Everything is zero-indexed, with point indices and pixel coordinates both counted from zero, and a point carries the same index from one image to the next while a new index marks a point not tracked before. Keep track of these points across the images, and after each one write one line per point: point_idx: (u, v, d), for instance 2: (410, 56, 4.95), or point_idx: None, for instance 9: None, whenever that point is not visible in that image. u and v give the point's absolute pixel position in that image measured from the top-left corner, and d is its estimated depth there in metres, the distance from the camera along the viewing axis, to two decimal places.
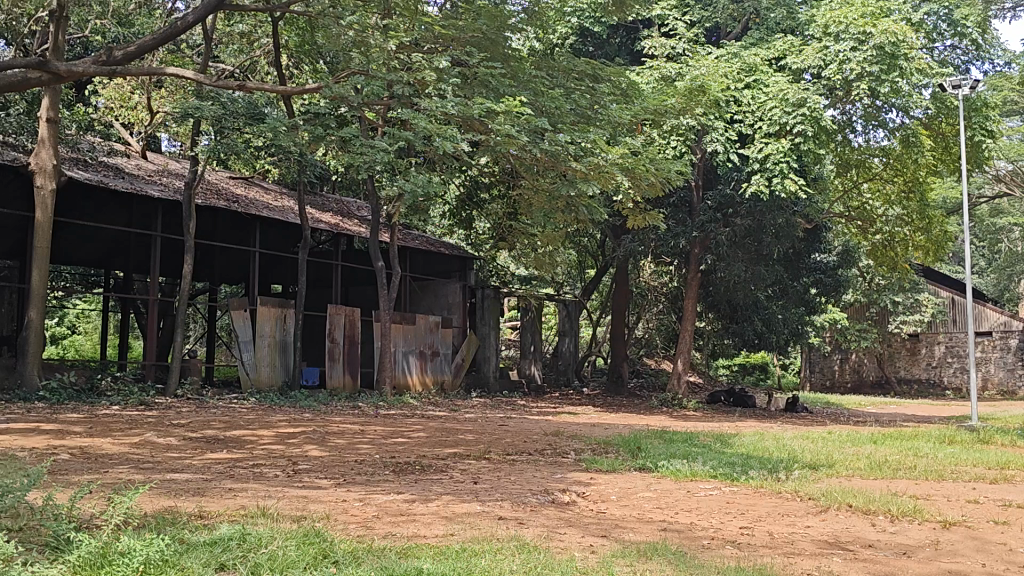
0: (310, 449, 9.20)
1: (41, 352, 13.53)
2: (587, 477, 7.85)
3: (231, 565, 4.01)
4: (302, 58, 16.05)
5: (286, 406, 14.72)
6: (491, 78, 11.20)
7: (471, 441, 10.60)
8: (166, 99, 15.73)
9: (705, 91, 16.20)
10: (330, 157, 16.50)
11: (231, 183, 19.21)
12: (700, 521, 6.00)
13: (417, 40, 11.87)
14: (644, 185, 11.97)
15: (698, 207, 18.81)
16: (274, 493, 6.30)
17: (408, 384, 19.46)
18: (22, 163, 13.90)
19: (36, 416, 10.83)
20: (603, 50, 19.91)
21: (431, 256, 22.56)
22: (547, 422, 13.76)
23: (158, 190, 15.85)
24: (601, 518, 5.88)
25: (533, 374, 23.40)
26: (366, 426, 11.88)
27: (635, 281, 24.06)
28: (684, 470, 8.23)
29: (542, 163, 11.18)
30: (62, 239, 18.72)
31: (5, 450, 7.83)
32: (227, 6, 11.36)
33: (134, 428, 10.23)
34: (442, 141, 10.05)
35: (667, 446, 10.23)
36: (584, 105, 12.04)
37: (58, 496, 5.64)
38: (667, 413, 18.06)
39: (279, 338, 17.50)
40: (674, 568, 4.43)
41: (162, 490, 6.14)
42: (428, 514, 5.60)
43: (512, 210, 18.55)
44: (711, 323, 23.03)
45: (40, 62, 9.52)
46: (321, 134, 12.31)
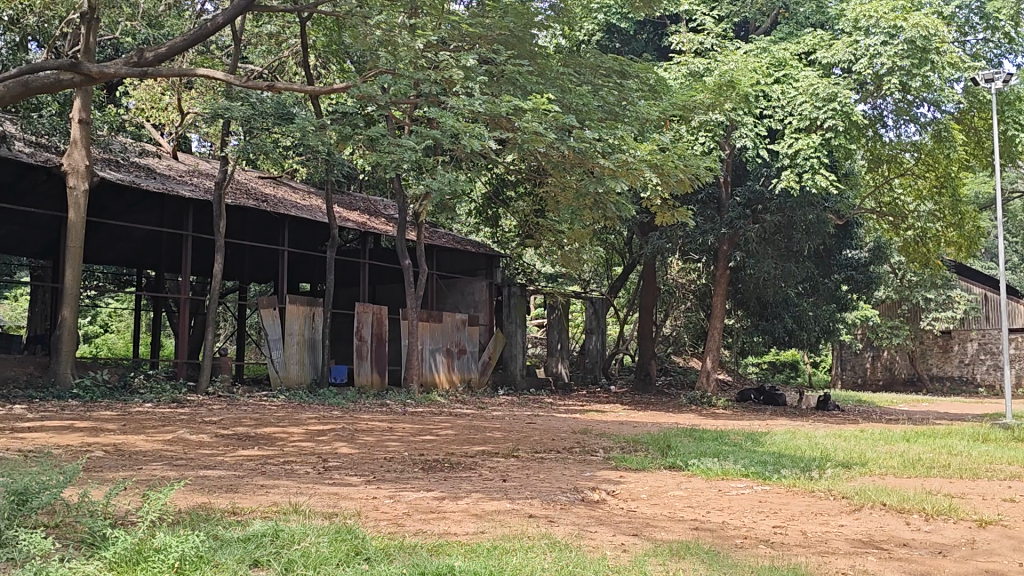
0: (340, 447, 9.23)
1: (74, 350, 13.72)
2: (616, 475, 7.82)
3: (265, 561, 4.04)
4: (330, 57, 16.13)
5: (315, 404, 14.80)
6: (518, 76, 11.19)
7: (500, 439, 10.57)
8: (196, 100, 15.85)
9: (734, 86, 15.99)
10: (357, 156, 16.57)
11: (260, 182, 19.35)
12: (732, 520, 5.96)
13: (444, 38, 11.86)
14: (673, 181, 11.90)
15: (727, 203, 18.67)
16: (305, 490, 6.34)
17: (436, 382, 19.50)
18: (56, 165, 14.08)
19: (70, 413, 10.96)
20: (630, 46, 19.85)
21: (457, 254, 22.62)
22: (576, 421, 13.73)
23: (188, 190, 15.98)
24: (632, 517, 5.85)
25: (560, 372, 23.37)
26: (395, 424, 11.93)
27: (663, 278, 23.94)
28: (715, 468, 8.19)
29: (569, 161, 11.15)
30: (94, 239, 18.94)
31: (41, 448, 7.89)
32: (257, 6, 11.40)
33: (167, 425, 10.32)
34: (469, 140, 10.03)
35: (697, 444, 10.15)
36: (612, 102, 12.01)
37: (92, 493, 5.70)
38: (696, 411, 17.96)
39: (308, 336, 17.60)
40: (706, 567, 4.38)
41: (195, 487, 6.20)
42: (459, 512, 5.61)
43: (539, 208, 18.55)
44: (741, 320, 22.86)
45: (73, 64, 9.64)
46: (348, 133, 12.34)
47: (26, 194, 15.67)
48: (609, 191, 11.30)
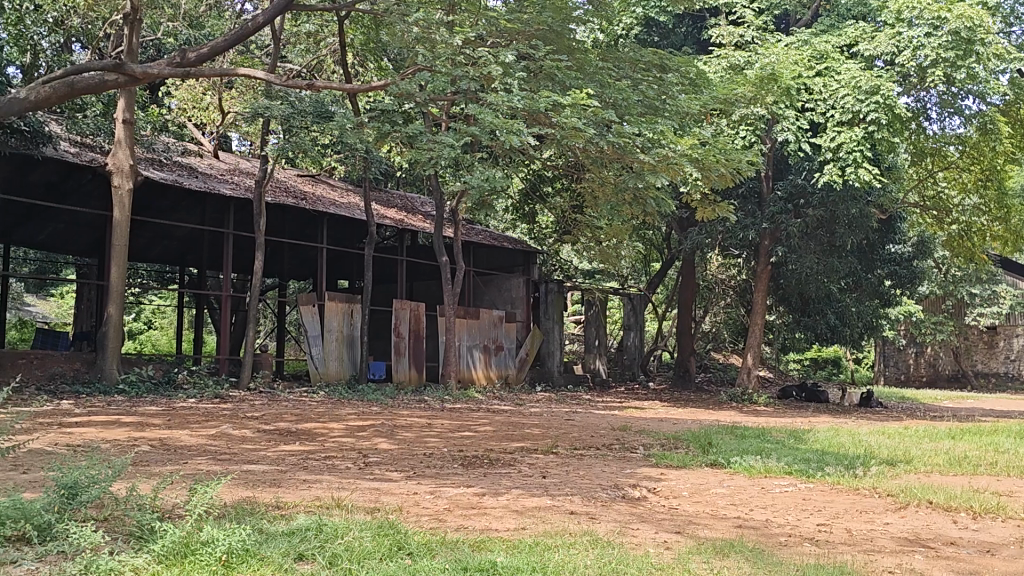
0: (380, 442, 9.29)
1: (120, 346, 13.96)
2: (657, 472, 7.79)
3: (309, 555, 4.07)
4: (367, 56, 16.23)
5: (354, 400, 14.92)
6: (557, 71, 11.16)
7: (540, 435, 10.57)
8: (236, 100, 16.01)
9: (777, 78, 15.81)
10: (395, 154, 16.66)
11: (298, 180, 19.53)
12: (777, 518, 5.90)
13: (481, 35, 11.86)
14: (715, 176, 11.77)
15: (768, 198, 18.49)
16: (348, 485, 6.39)
17: (474, 378, 19.55)
18: (101, 164, 14.32)
19: (116, 409, 11.15)
20: (668, 39, 19.71)
21: (494, 250, 22.64)
22: (616, 418, 13.67)
23: (229, 189, 16.17)
24: (675, 514, 5.82)
25: (597, 369, 23.30)
26: (434, 420, 11.96)
27: (703, 273, 23.78)
28: (758, 466, 8.12)
29: (608, 156, 11.10)
30: (138, 237, 19.22)
31: (89, 443, 8.05)
32: (296, 6, 11.46)
33: (210, 420, 10.45)
34: (508, 136, 10.05)
35: (739, 441, 10.08)
36: (652, 96, 11.95)
37: (141, 487, 5.80)
38: (737, 408, 17.86)
39: (346, 332, 17.72)
40: (751, 566, 4.33)
41: (240, 481, 6.28)
42: (500, 508, 5.61)
43: (577, 203, 18.50)
44: (783, 316, 22.65)
45: (117, 65, 9.76)
46: (387, 130, 12.38)
47: (71, 193, 15.95)
48: (649, 186, 11.22)
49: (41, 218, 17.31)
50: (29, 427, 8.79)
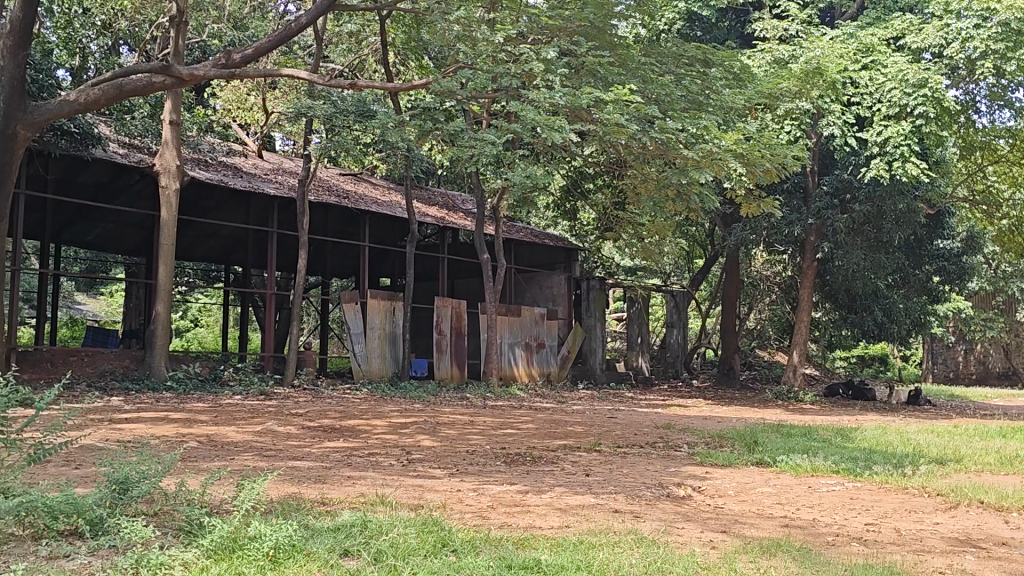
0: (423, 440, 9.33)
1: (168, 344, 14.17)
2: (702, 471, 7.74)
3: (355, 551, 4.10)
4: (409, 54, 16.28)
5: (397, 397, 15.00)
6: (600, 67, 11.14)
7: (582, 434, 10.52)
8: (280, 100, 16.15)
9: (822, 73, 15.73)
10: (436, 152, 16.70)
11: (340, 179, 19.71)
12: (824, 518, 5.81)
13: (523, 32, 11.82)
14: (760, 171, 11.60)
15: (813, 193, 18.26)
16: (391, 481, 6.43)
17: (515, 376, 19.57)
18: (149, 164, 14.53)
19: (164, 405, 11.33)
20: (711, 33, 19.55)
21: (535, 248, 22.63)
22: (659, 416, 13.59)
23: (273, 188, 16.33)
24: (720, 513, 5.77)
25: (640, 367, 23.16)
26: (476, 418, 11.97)
27: (747, 270, 23.53)
28: (805, 465, 8.01)
29: (651, 152, 11.02)
30: (185, 237, 19.51)
31: (138, 439, 8.17)
32: (339, 6, 11.54)
33: (256, 417, 10.59)
34: (550, 133, 10.01)
35: (785, 440, 9.93)
36: (696, 91, 11.87)
37: (189, 482, 5.88)
38: (783, 406, 17.67)
39: (388, 330, 17.83)
40: (798, 566, 4.27)
41: (285, 477, 6.35)
42: (543, 506, 5.59)
43: (619, 200, 18.41)
44: (828, 313, 22.34)
45: (165, 66, 9.87)
46: (429, 128, 12.42)
47: (119, 194, 16.24)
48: (693, 181, 11.15)
49: (92, 219, 17.64)
50: (81, 423, 8.96)
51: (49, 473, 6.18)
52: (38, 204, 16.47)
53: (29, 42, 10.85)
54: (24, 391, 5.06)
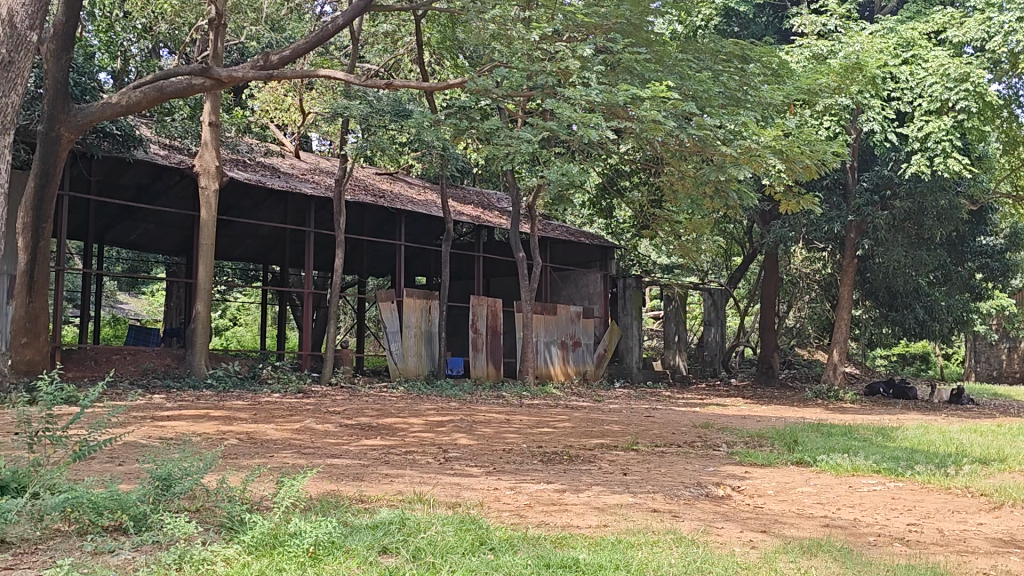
0: (460, 438, 9.35)
1: (207, 342, 14.33)
2: (742, 470, 7.67)
3: (393, 548, 4.12)
4: (444, 54, 16.28)
5: (433, 395, 15.06)
6: (636, 64, 11.10)
7: (619, 432, 10.49)
8: (316, 101, 16.25)
9: (862, 68, 15.48)
10: (472, 150, 16.71)
11: (377, 179, 19.82)
12: (864, 518, 5.74)
13: (558, 29, 11.78)
14: (798, 167, 11.45)
15: (853, 189, 18.03)
16: (428, 479, 6.46)
17: (551, 374, 19.55)
18: (189, 166, 14.70)
19: (205, 403, 11.49)
20: (749, 29, 19.37)
21: (571, 246, 22.59)
22: (697, 415, 13.51)
23: (311, 189, 16.45)
24: (759, 513, 5.73)
25: (677, 365, 23.04)
26: (512, 416, 11.99)
27: (786, 267, 23.31)
28: (844, 464, 7.93)
29: (688, 150, 10.95)
30: (224, 236, 19.73)
31: (180, 436, 8.28)
32: (375, 6, 11.59)
33: (295, 415, 10.69)
34: (586, 130, 9.98)
35: (825, 439, 9.81)
36: (733, 87, 11.78)
37: (230, 479, 5.96)
38: (823, 406, 17.44)
39: (424, 328, 17.89)
40: (840, 566, 4.22)
41: (325, 475, 6.40)
42: (581, 505, 5.58)
43: (656, 198, 18.29)
44: (869, 311, 22.06)
45: (204, 68, 9.94)
46: (464, 127, 12.43)
47: (160, 195, 16.47)
48: (731, 178, 11.08)
49: (133, 219, 17.89)
50: (124, 420, 9.09)
51: (94, 469, 6.27)
52: (81, 204, 16.74)
53: (72, 46, 11.23)
54: (70, 388, 5.14)
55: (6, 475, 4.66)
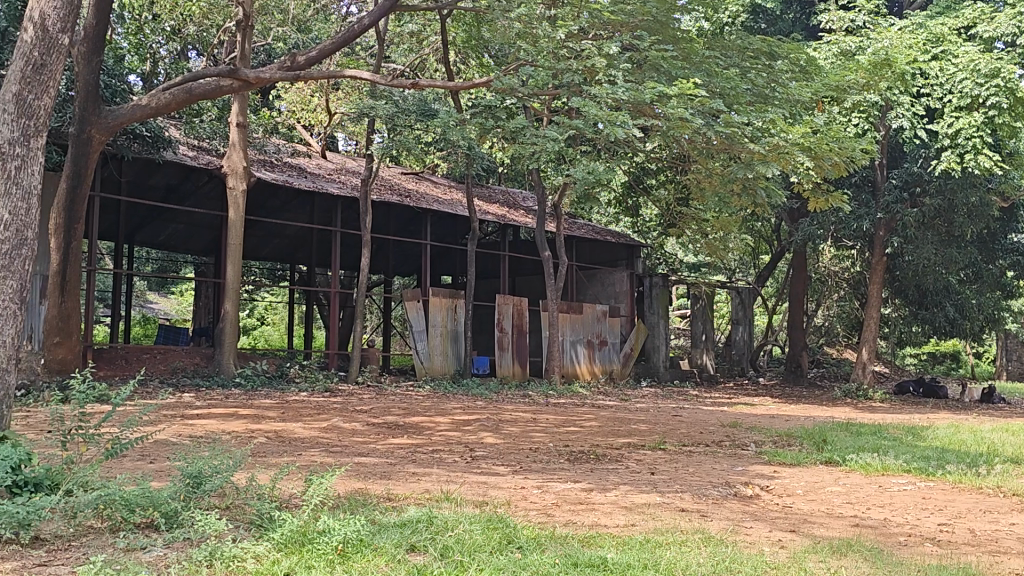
0: (486, 436, 9.38)
1: (236, 342, 14.44)
2: (770, 470, 7.62)
3: (421, 546, 4.13)
4: (469, 53, 16.29)
5: (459, 394, 15.09)
6: (663, 62, 11.06)
7: (647, 431, 10.45)
8: (342, 101, 16.32)
9: (891, 64, 15.26)
10: (497, 150, 16.72)
11: (402, 178, 19.89)
12: (894, 517, 5.68)
13: (584, 27, 11.74)
14: (826, 164, 11.36)
15: (883, 186, 17.85)
16: (455, 478, 6.47)
17: (578, 373, 19.54)
18: (217, 166, 14.82)
19: (234, 401, 11.60)
20: (776, 26, 19.24)
21: (596, 244, 22.55)
22: (725, 414, 13.44)
23: (337, 189, 16.54)
24: (788, 512, 5.70)
25: (704, 364, 22.94)
26: (539, 415, 11.99)
27: (815, 266, 23.13)
28: (874, 463, 7.87)
29: (715, 147, 10.89)
30: (251, 236, 19.87)
31: (209, 434, 8.35)
32: (400, 7, 11.62)
33: (323, 413, 10.76)
34: (613, 128, 9.94)
35: (855, 439, 9.73)
36: (761, 84, 11.71)
37: (260, 478, 6.01)
38: (852, 404, 17.30)
39: (451, 327, 17.94)
40: (870, 566, 4.18)
41: (352, 473, 6.44)
42: (608, 504, 5.57)
43: (682, 196, 18.20)
44: (898, 309, 21.85)
45: (232, 69, 9.96)
46: (490, 126, 12.44)
47: (189, 195, 16.62)
48: (759, 176, 11.01)
49: (163, 219, 18.07)
50: (155, 419, 9.19)
51: (125, 467, 6.34)
52: (111, 205, 16.93)
53: (102, 49, 11.36)
54: (101, 387, 5.19)
55: (40, 473, 4.71)
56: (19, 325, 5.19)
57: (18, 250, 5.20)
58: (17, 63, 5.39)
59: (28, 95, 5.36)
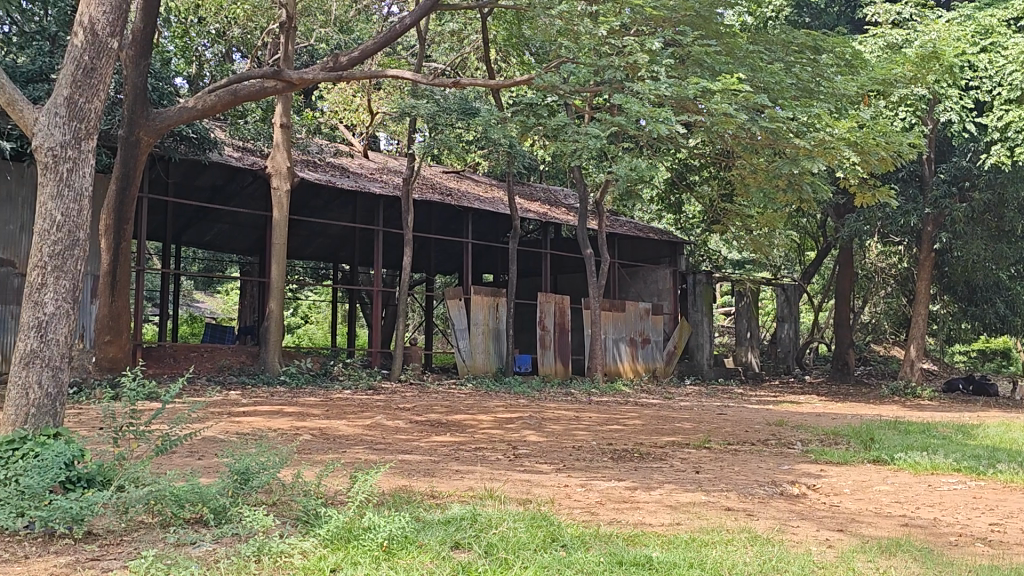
0: (529, 435, 9.38)
1: (280, 340, 14.61)
2: (817, 469, 7.52)
3: (465, 543, 4.15)
4: (510, 50, 16.30)
5: (502, 392, 15.11)
6: (706, 57, 10.98)
7: (691, 430, 10.37)
8: (384, 100, 16.40)
9: (939, 57, 14.91)
10: (539, 147, 16.71)
11: (444, 177, 19.97)
12: (944, 517, 5.58)
13: (627, 23, 11.67)
14: (874, 160, 11.21)
15: (930, 181, 17.51)
16: (499, 475, 6.49)
17: (620, 371, 19.47)
18: (261, 166, 15.00)
19: (279, 399, 11.74)
20: (820, 20, 18.95)
21: (639, 242, 22.45)
22: (771, 412, 13.29)
23: (380, 188, 16.66)
24: (835, 512, 5.62)
25: (750, 362, 22.72)
26: (582, 414, 11.97)
27: (861, 262, 22.82)
28: (924, 462, 7.73)
29: (760, 143, 10.78)
30: (295, 236, 20.06)
31: (256, 431, 8.46)
32: (441, 6, 11.65)
33: (366, 411, 10.84)
34: (656, 125, 9.89)
35: (903, 437, 9.59)
36: (806, 78, 11.57)
37: (307, 475, 6.08)
38: (900, 403, 17.02)
39: (492, 326, 17.96)
40: (921, 567, 4.11)
41: (397, 470, 6.49)
42: (653, 503, 5.55)
43: (726, 192, 18.03)
44: (947, 305, 21.48)
45: (277, 71, 10.02)
46: (530, 125, 12.44)
47: (234, 196, 16.83)
48: (804, 172, 10.92)
49: (208, 219, 18.30)
50: (203, 417, 9.34)
51: (175, 463, 6.46)
52: (159, 206, 17.19)
53: (150, 53, 11.57)
54: (151, 385, 5.29)
55: (93, 469, 4.81)
56: (71, 324, 5.30)
57: (70, 251, 5.30)
58: (68, 67, 5.49)
59: (79, 99, 5.47)
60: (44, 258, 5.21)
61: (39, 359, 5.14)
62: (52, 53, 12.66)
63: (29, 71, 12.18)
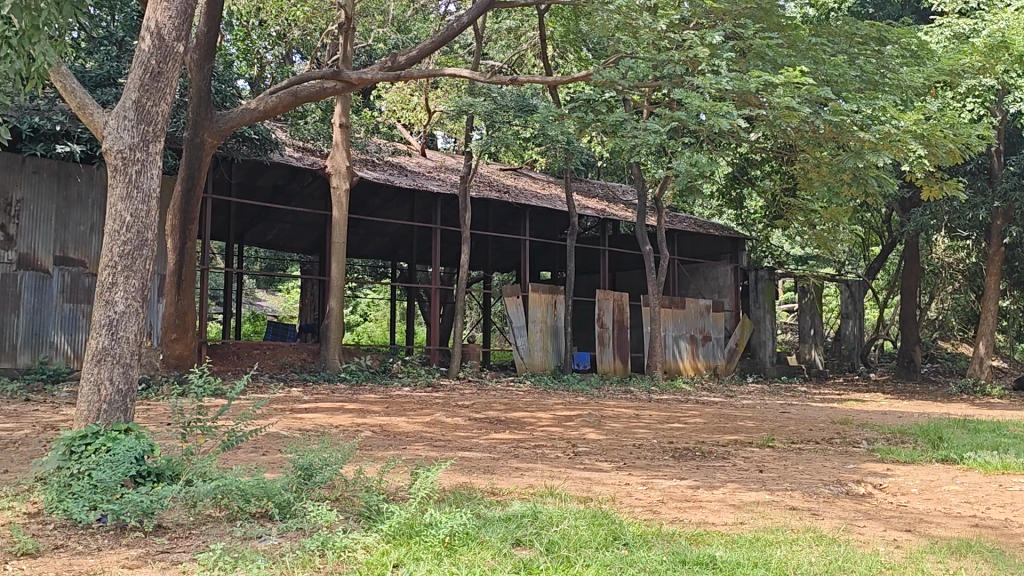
0: (589, 432, 9.37)
1: (341, 337, 14.77)
2: (883, 468, 7.35)
3: (526, 540, 4.16)
4: (567, 47, 16.24)
5: (561, 390, 15.12)
6: (767, 50, 10.84)
7: (752, 429, 10.23)
8: (442, 99, 16.51)
9: (1009, 46, 14.52)
10: (596, 143, 16.63)
11: (502, 174, 20.03)
12: (1017, 518, 5.42)
13: (687, 17, 11.55)
14: (940, 153, 10.93)
15: (999, 174, 17.03)
16: (559, 473, 6.48)
17: (680, 369, 19.31)
18: (321, 166, 15.18)
19: (340, 396, 11.86)
20: (884, 10, 18.61)
21: (699, 238, 22.25)
22: (835, 411, 13.04)
23: (438, 186, 16.77)
24: (903, 511, 5.50)
25: (812, 360, 22.32)
26: (642, 411, 11.89)
27: (927, 257, 22.29)
28: (995, 462, 7.50)
29: (822, 137, 10.60)
30: (354, 234, 20.27)
31: (318, 428, 8.59)
32: (498, 4, 11.64)
33: (425, 408, 10.90)
34: (716, 120, 9.80)
35: (973, 436, 9.32)
36: (871, 70, 11.35)
37: (368, 471, 6.15)
38: (968, 401, 16.59)
39: (550, 322, 17.95)
40: (992, 567, 4.02)
41: (458, 467, 6.52)
42: (716, 502, 5.50)
43: (789, 186, 17.75)
44: (1017, 301, 20.86)
45: (336, 70, 10.10)
46: (587, 121, 12.41)
47: (295, 195, 17.08)
48: (869, 165, 10.67)
49: (270, 219, 18.61)
50: (266, 413, 9.50)
51: (239, 459, 6.59)
52: (222, 206, 17.53)
53: (213, 55, 11.79)
54: (217, 383, 5.39)
55: (162, 464, 4.92)
56: (141, 322, 5.42)
57: (139, 251, 5.42)
58: (136, 72, 5.61)
59: (147, 103, 5.59)
60: (115, 259, 5.34)
61: (111, 357, 5.28)
62: (119, 56, 12.97)
63: (98, 75, 12.49)
